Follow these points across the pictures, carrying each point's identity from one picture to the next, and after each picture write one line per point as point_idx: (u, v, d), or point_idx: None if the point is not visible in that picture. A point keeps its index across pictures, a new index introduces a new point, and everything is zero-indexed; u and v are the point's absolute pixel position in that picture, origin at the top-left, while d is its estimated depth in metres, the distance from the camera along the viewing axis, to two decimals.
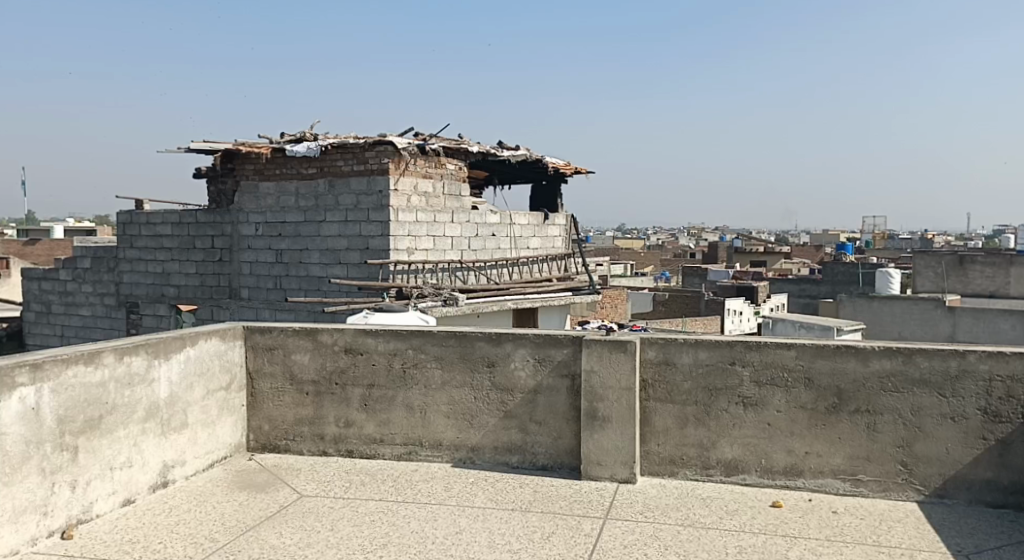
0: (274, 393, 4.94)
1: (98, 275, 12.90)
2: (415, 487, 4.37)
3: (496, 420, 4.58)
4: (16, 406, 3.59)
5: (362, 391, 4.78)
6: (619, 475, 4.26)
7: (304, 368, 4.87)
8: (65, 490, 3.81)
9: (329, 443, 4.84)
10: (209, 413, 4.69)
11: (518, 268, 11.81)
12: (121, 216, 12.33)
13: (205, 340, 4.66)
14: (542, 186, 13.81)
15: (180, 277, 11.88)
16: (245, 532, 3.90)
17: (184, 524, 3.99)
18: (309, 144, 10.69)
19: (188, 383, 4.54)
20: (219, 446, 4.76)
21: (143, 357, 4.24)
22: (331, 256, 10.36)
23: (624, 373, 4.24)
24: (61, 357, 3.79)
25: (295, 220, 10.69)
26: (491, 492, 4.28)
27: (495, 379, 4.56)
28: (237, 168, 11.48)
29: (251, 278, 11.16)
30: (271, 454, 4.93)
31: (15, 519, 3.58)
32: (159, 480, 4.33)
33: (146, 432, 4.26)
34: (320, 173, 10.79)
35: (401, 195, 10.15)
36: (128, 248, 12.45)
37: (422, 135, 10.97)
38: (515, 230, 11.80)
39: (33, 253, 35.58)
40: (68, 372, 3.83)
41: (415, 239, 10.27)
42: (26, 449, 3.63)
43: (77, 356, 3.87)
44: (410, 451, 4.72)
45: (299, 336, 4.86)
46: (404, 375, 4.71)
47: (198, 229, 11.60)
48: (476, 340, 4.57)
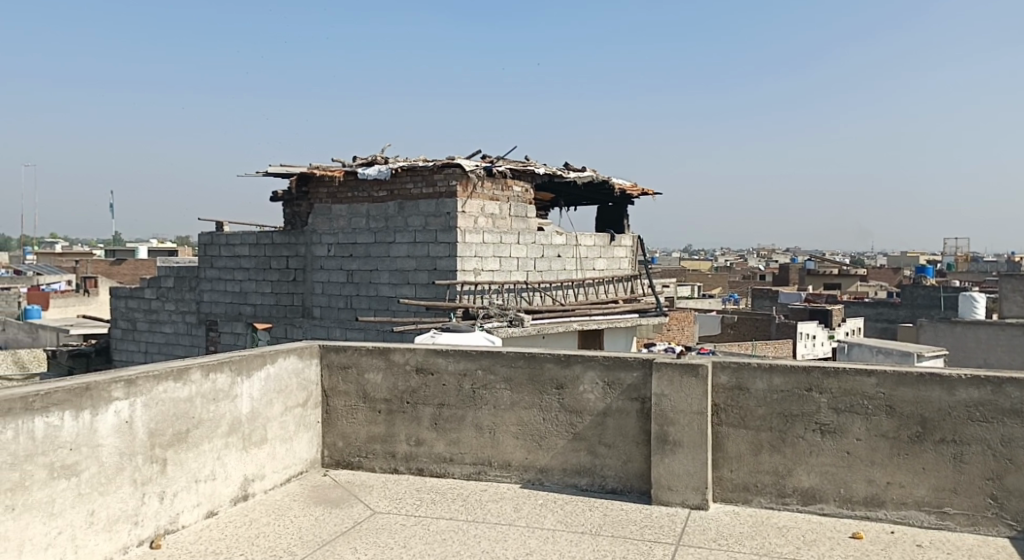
0: (347, 410, 5.06)
1: (180, 294, 13.36)
2: (485, 507, 4.43)
3: (566, 441, 4.61)
4: (111, 419, 3.77)
5: (432, 411, 4.86)
6: (691, 500, 4.24)
7: (377, 387, 4.99)
8: (155, 500, 3.97)
9: (400, 462, 4.93)
10: (287, 429, 4.83)
11: (584, 289, 11.81)
12: (203, 237, 12.77)
13: (283, 357, 4.81)
14: (609, 208, 13.82)
15: (257, 296, 12.22)
16: (321, 547, 4.01)
17: (264, 537, 4.11)
18: (380, 167, 10.98)
19: (268, 399, 4.69)
20: (296, 461, 4.90)
21: (227, 373, 4.40)
22: (401, 277, 10.54)
23: (695, 397, 4.23)
24: (153, 373, 3.96)
25: (366, 241, 10.91)
26: (561, 514, 4.30)
27: (564, 401, 4.59)
28: (311, 192, 11.82)
29: (323, 297, 11.42)
30: (344, 470, 5.04)
31: (109, 528, 3.74)
32: (240, 493, 4.47)
33: (228, 446, 4.41)
34: (390, 196, 11.05)
35: (468, 217, 10.26)
36: (208, 268, 12.86)
37: (489, 158, 11.14)
38: (581, 251, 11.81)
39: (119, 272, 37.10)
40: (159, 388, 4.00)
41: (482, 260, 10.34)
42: (120, 460, 3.80)
43: (167, 372, 4.04)
44: (480, 471, 4.78)
45: (372, 355, 4.98)
46: (474, 396, 4.78)
47: (274, 249, 11.94)
48: (546, 361, 4.62)
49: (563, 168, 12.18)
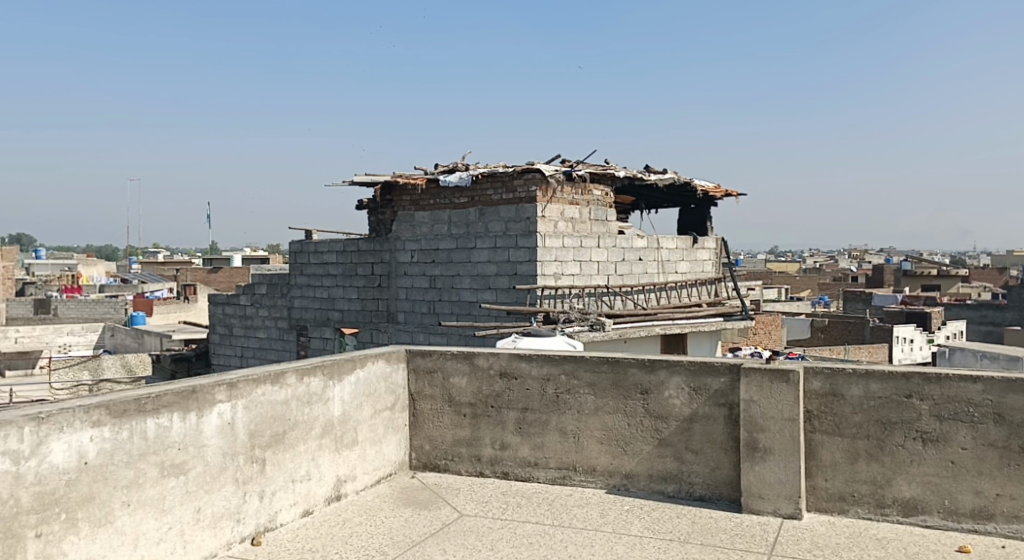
0: (434, 413, 5.15)
1: (272, 300, 13.78)
2: (571, 512, 4.44)
3: (651, 447, 4.59)
4: (214, 420, 3.93)
5: (517, 415, 4.90)
6: (783, 509, 4.17)
7: (462, 391, 5.06)
8: (255, 499, 4.11)
9: (486, 465, 4.98)
10: (376, 431, 4.94)
11: (666, 292, 11.68)
12: (292, 245, 13.14)
13: (372, 362, 4.93)
14: (692, 210, 13.67)
15: (345, 302, 12.51)
16: (412, 547, 4.09)
17: (357, 536, 4.21)
18: (461, 174, 11.13)
19: (358, 403, 4.81)
20: (385, 463, 5.01)
21: (320, 377, 4.54)
22: (482, 282, 10.64)
23: (786, 403, 4.16)
24: (252, 376, 4.11)
25: (447, 247, 11.05)
26: (648, 521, 4.28)
27: (649, 406, 4.57)
28: (395, 200, 12.06)
29: (407, 303, 11.62)
30: (431, 473, 5.13)
31: (214, 524, 3.90)
32: (333, 494, 4.59)
33: (322, 448, 4.54)
34: (471, 203, 11.19)
35: (548, 221, 10.27)
36: (298, 274, 13.23)
37: (569, 162, 11.14)
38: (663, 254, 11.69)
39: (216, 280, 38.51)
40: (258, 391, 4.15)
41: (562, 264, 10.33)
42: (223, 460, 3.96)
43: (265, 376, 4.18)
44: (565, 475, 4.79)
45: (457, 360, 5.06)
46: (557, 400, 4.80)
47: (360, 256, 12.20)
48: (630, 366, 4.61)
49: (643, 170, 12.10)
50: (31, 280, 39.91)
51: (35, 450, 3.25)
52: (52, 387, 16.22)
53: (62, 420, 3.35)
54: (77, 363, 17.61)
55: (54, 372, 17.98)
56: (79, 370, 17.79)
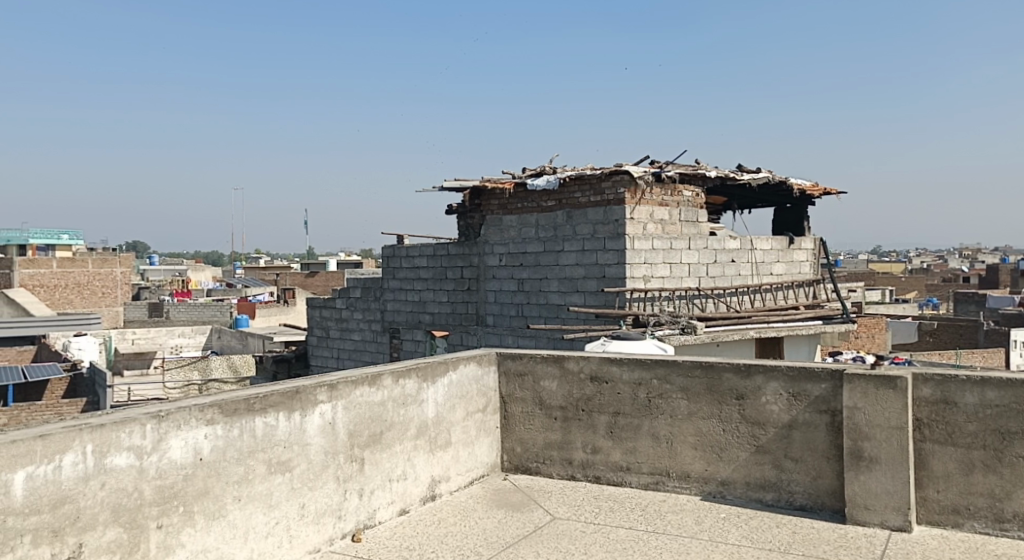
0: (525, 416, 5.18)
1: (366, 304, 14.09)
2: (665, 518, 4.40)
3: (748, 454, 4.50)
4: (317, 420, 4.05)
5: (608, 419, 4.88)
6: (891, 521, 4.03)
7: (553, 395, 5.06)
8: (355, 496, 4.21)
9: (578, 468, 4.97)
10: (469, 433, 4.99)
11: (761, 295, 11.41)
12: (385, 250, 13.41)
13: (464, 365, 4.99)
14: (788, 210, 13.35)
15: (435, 305, 12.70)
16: (506, 548, 4.12)
17: (452, 536, 4.27)
18: (550, 177, 11.15)
19: (451, 405, 4.87)
20: (478, 465, 5.06)
21: (415, 379, 4.62)
22: (570, 285, 10.63)
23: (894, 411, 4.02)
24: (350, 378, 4.22)
25: (536, 250, 11.09)
26: (746, 530, 4.21)
27: (746, 412, 4.49)
28: (483, 205, 12.18)
29: (496, 306, 11.71)
30: (523, 475, 5.15)
31: (318, 520, 4.02)
32: (428, 494, 4.66)
33: (417, 448, 4.61)
34: (559, 205, 11.19)
35: (637, 223, 10.16)
36: (390, 278, 13.50)
37: (658, 163, 11.02)
38: (757, 255, 11.44)
39: (314, 285, 39.67)
40: (356, 392, 4.25)
41: (651, 267, 10.21)
42: (325, 458, 4.07)
43: (362, 378, 4.28)
44: (657, 481, 4.75)
45: (547, 363, 5.07)
46: (649, 405, 4.76)
47: (451, 260, 12.37)
48: (725, 371, 4.54)
49: (736, 170, 11.88)
50: (148, 283, 42.81)
51: (156, 445, 3.41)
52: (165, 386, 17.03)
53: (179, 418, 3.50)
54: (188, 362, 18.52)
55: (168, 372, 18.97)
56: (190, 369, 18.72)
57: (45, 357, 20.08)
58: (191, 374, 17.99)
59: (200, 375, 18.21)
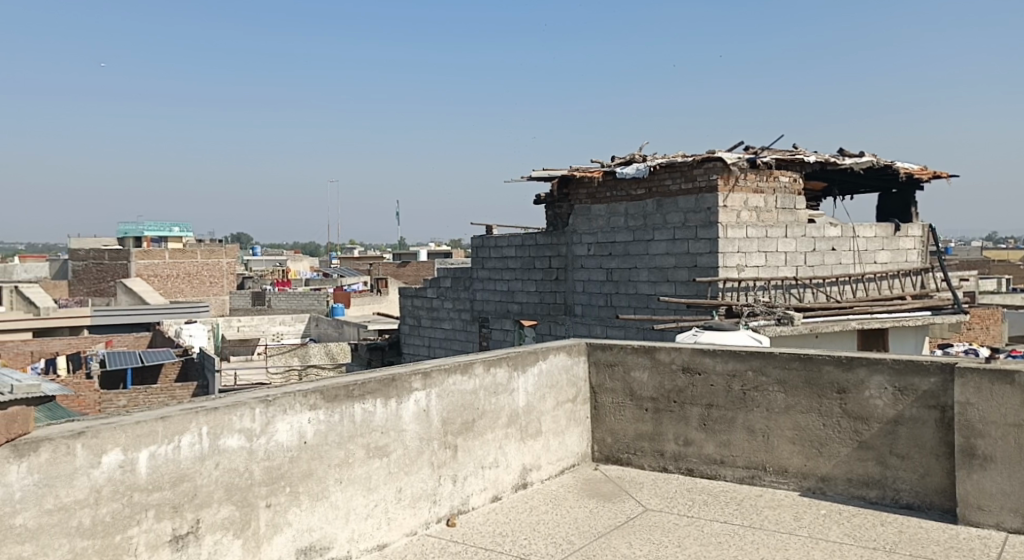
0: (616, 407, 5.15)
1: (456, 293, 14.26)
2: (762, 513, 4.31)
3: (850, 449, 4.37)
4: (412, 406, 4.12)
5: (701, 411, 4.81)
6: (1007, 523, 3.87)
7: (643, 386, 5.02)
8: (449, 482, 4.27)
9: (670, 460, 4.93)
10: (559, 423, 5.00)
11: (863, 284, 11.02)
12: (474, 241, 13.55)
13: (554, 354, 4.99)
14: (893, 195, 12.86)
15: (524, 295, 12.76)
16: (598, 538, 4.11)
17: (544, 524, 4.28)
18: (639, 165, 11.02)
19: (541, 394, 4.89)
20: (569, 454, 5.07)
21: (506, 368, 4.65)
22: (661, 275, 10.51)
23: (1010, 407, 3.84)
24: (443, 366, 4.28)
25: (625, 239, 11.00)
26: (848, 527, 4.09)
27: (848, 407, 4.36)
28: (571, 194, 12.12)
29: (584, 296, 11.69)
30: (614, 466, 5.13)
31: (414, 504, 4.09)
32: (520, 481, 4.70)
33: (508, 436, 4.65)
34: (649, 193, 11.04)
35: (729, 211, 9.93)
36: (480, 268, 13.63)
37: (752, 149, 10.75)
38: (859, 243, 11.05)
39: (405, 274, 40.29)
40: (449, 380, 4.31)
41: (745, 256, 10.00)
42: (420, 444, 4.14)
43: (455, 366, 4.33)
44: (753, 475, 4.66)
45: (638, 354, 5.02)
46: (744, 398, 4.67)
47: (539, 249, 12.40)
48: (825, 364, 4.42)
49: (836, 154, 11.47)
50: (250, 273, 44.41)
51: (265, 428, 3.54)
52: (268, 372, 17.66)
53: (285, 403, 3.62)
54: (288, 349, 19.14)
55: (270, 358, 19.65)
56: (291, 356, 19.36)
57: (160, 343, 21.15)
58: (291, 360, 18.59)
59: (300, 362, 18.80)
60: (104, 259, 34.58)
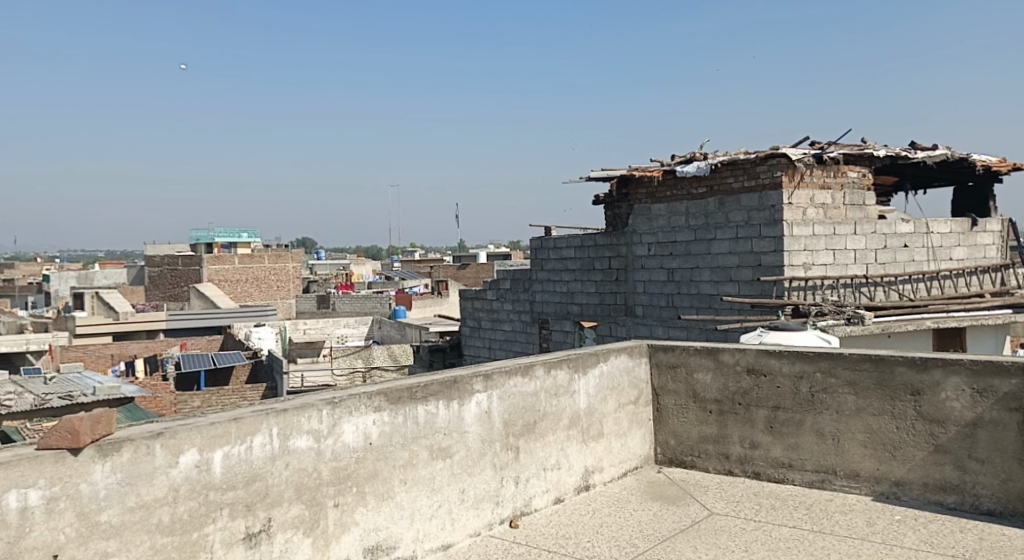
0: (678, 409, 5.08)
1: (516, 295, 14.27)
2: (833, 518, 4.21)
3: (925, 453, 4.24)
4: (474, 408, 4.13)
5: (767, 413, 4.73)
6: None
7: (707, 388, 4.94)
8: (511, 484, 4.27)
9: (735, 463, 4.84)
10: (621, 424, 4.97)
11: (938, 282, 10.69)
12: (534, 242, 13.55)
13: (615, 356, 4.96)
14: (970, 188, 12.45)
15: (584, 296, 12.71)
16: (663, 541, 4.06)
17: (608, 526, 4.25)
18: (699, 164, 10.79)
19: (603, 396, 4.86)
20: (631, 457, 5.02)
21: (566, 370, 4.63)
22: (723, 274, 10.37)
23: None
24: (504, 368, 4.28)
25: (686, 239, 10.88)
26: (925, 534, 3.97)
27: (922, 409, 4.24)
28: (631, 194, 11.97)
29: (645, 296, 11.60)
30: (677, 468, 5.06)
31: (477, 505, 4.10)
32: (583, 483, 4.67)
33: (570, 438, 4.63)
34: (710, 192, 10.84)
35: (795, 208, 9.77)
36: (539, 270, 13.62)
37: (819, 143, 10.49)
38: (933, 239, 10.73)
39: (466, 276, 40.49)
40: (510, 382, 4.31)
41: (812, 254, 9.80)
42: (482, 445, 4.15)
43: (516, 368, 4.34)
44: (823, 479, 4.56)
45: (701, 355, 4.95)
46: (812, 400, 4.58)
47: (598, 250, 12.34)
48: (896, 365, 4.30)
49: (909, 148, 11.14)
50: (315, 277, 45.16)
51: (331, 429, 3.58)
52: (333, 374, 17.93)
53: (350, 405, 3.66)
54: (353, 351, 19.41)
55: (335, 360, 19.95)
56: (355, 358, 19.62)
57: (231, 346, 21.66)
58: (356, 362, 18.85)
59: (364, 364, 19.03)
60: (179, 265, 35.36)
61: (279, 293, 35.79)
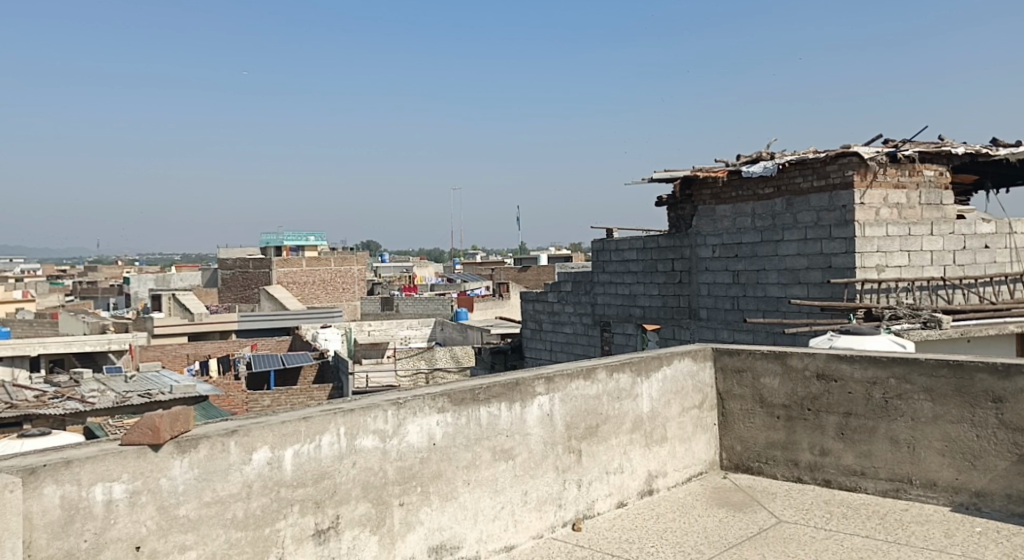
0: (745, 414, 4.98)
1: (577, 297, 14.21)
2: (908, 528, 4.08)
3: (1008, 463, 4.06)
4: (536, 411, 4.11)
5: (838, 420, 4.61)
6: None
7: (774, 393, 4.84)
8: (574, 487, 4.24)
9: (804, 471, 4.72)
10: (685, 429, 4.89)
11: (1020, 284, 10.34)
12: (595, 244, 13.48)
13: (679, 360, 4.88)
14: None
15: (646, 299, 12.59)
16: (729, 549, 3.98)
17: (672, 532, 4.19)
18: (766, 163, 10.56)
19: (666, 400, 4.79)
20: (695, 462, 4.94)
21: (628, 374, 4.58)
22: (791, 276, 10.17)
23: None
24: (566, 371, 4.26)
25: (752, 240, 10.69)
26: (1006, 547, 3.81)
27: (1005, 417, 4.07)
28: (694, 194, 11.80)
29: (709, 299, 11.44)
30: (744, 475, 4.95)
31: (540, 507, 4.08)
32: (646, 488, 4.61)
33: (633, 442, 4.58)
34: (778, 193, 10.61)
35: (867, 208, 9.50)
36: (601, 272, 13.55)
37: (892, 141, 10.20)
38: (1015, 240, 10.36)
39: (527, 278, 40.52)
40: (572, 385, 4.28)
41: (887, 256, 9.51)
42: (544, 448, 4.13)
43: (578, 371, 4.30)
44: (898, 488, 4.42)
45: (768, 359, 4.85)
46: (886, 406, 4.44)
47: (661, 253, 12.23)
48: (976, 371, 4.15)
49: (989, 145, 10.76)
50: (378, 279, 45.70)
51: (396, 430, 3.60)
52: (397, 375, 18.11)
53: (415, 406, 3.68)
54: (416, 352, 19.58)
55: (399, 361, 20.14)
56: (418, 359, 19.80)
57: (298, 346, 22.05)
58: (419, 363, 19.00)
59: (427, 365, 19.17)
60: (250, 267, 36.22)
61: (344, 295, 36.35)
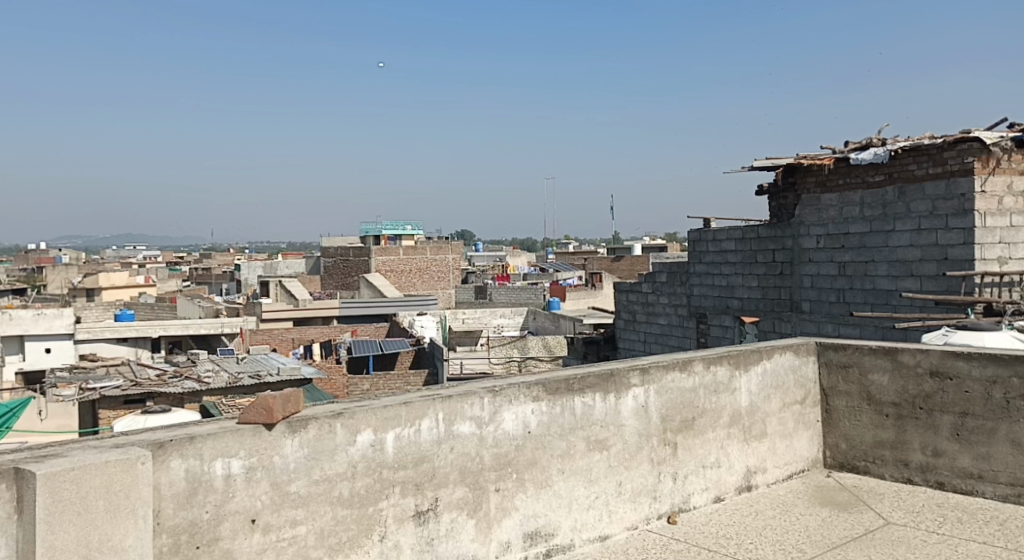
0: (851, 411, 4.77)
1: (673, 288, 13.98)
2: None
3: None
4: (631, 403, 4.03)
5: (953, 420, 4.36)
6: None
7: (883, 390, 4.62)
8: (669, 480, 4.15)
9: (915, 471, 4.49)
10: (786, 425, 4.72)
11: None
12: (691, 235, 13.22)
13: (780, 354, 4.71)
14: None
15: (745, 291, 12.26)
16: (834, 549, 3.82)
17: (772, 529, 4.04)
18: (878, 149, 9.97)
19: (766, 395, 4.63)
20: (797, 459, 4.76)
21: (727, 367, 4.44)
22: (902, 269, 9.74)
23: None
24: (662, 363, 4.16)
25: (860, 230, 10.30)
26: None
27: None
28: (798, 183, 11.32)
29: (812, 291, 11.08)
30: (849, 474, 4.74)
31: (635, 499, 4.00)
32: (744, 484, 4.47)
33: (731, 436, 4.44)
34: (890, 179, 9.96)
35: (988, 197, 8.97)
36: (697, 263, 13.30)
37: (1018, 126, 9.52)
38: None
39: (620, 270, 40.06)
40: (668, 377, 4.18)
41: (1009, 247, 9.04)
42: (640, 440, 4.05)
43: (674, 363, 4.20)
44: (1020, 494, 4.16)
45: (877, 356, 4.62)
46: (1007, 407, 4.18)
47: (761, 243, 11.90)
48: None
49: None
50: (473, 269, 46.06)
51: (493, 417, 3.59)
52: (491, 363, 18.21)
53: (510, 393, 3.65)
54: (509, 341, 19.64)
55: (493, 350, 20.25)
56: (511, 348, 19.85)
57: (395, 334, 22.44)
58: (512, 351, 19.05)
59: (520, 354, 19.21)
60: (350, 255, 37.06)
61: (440, 283, 36.82)
